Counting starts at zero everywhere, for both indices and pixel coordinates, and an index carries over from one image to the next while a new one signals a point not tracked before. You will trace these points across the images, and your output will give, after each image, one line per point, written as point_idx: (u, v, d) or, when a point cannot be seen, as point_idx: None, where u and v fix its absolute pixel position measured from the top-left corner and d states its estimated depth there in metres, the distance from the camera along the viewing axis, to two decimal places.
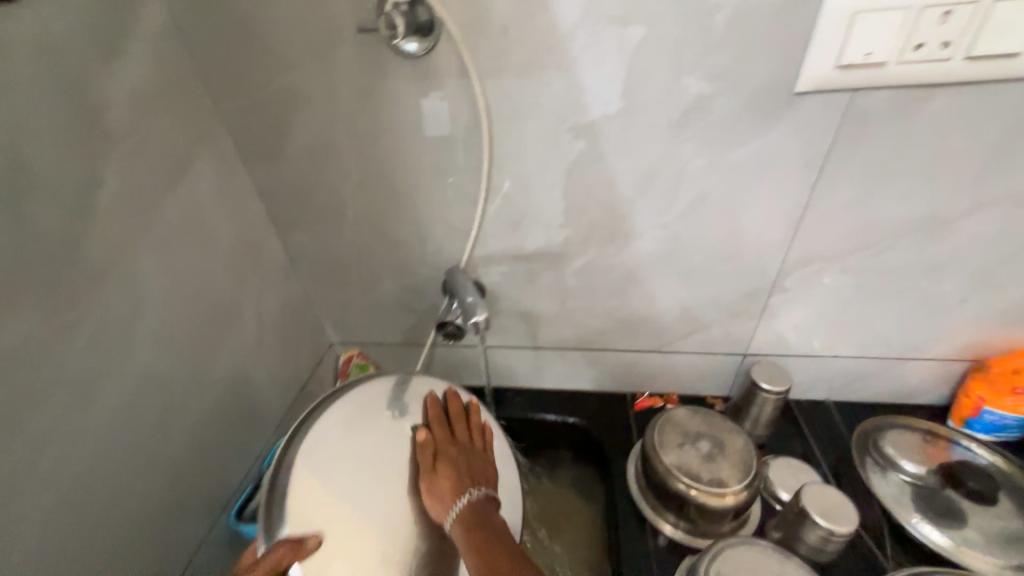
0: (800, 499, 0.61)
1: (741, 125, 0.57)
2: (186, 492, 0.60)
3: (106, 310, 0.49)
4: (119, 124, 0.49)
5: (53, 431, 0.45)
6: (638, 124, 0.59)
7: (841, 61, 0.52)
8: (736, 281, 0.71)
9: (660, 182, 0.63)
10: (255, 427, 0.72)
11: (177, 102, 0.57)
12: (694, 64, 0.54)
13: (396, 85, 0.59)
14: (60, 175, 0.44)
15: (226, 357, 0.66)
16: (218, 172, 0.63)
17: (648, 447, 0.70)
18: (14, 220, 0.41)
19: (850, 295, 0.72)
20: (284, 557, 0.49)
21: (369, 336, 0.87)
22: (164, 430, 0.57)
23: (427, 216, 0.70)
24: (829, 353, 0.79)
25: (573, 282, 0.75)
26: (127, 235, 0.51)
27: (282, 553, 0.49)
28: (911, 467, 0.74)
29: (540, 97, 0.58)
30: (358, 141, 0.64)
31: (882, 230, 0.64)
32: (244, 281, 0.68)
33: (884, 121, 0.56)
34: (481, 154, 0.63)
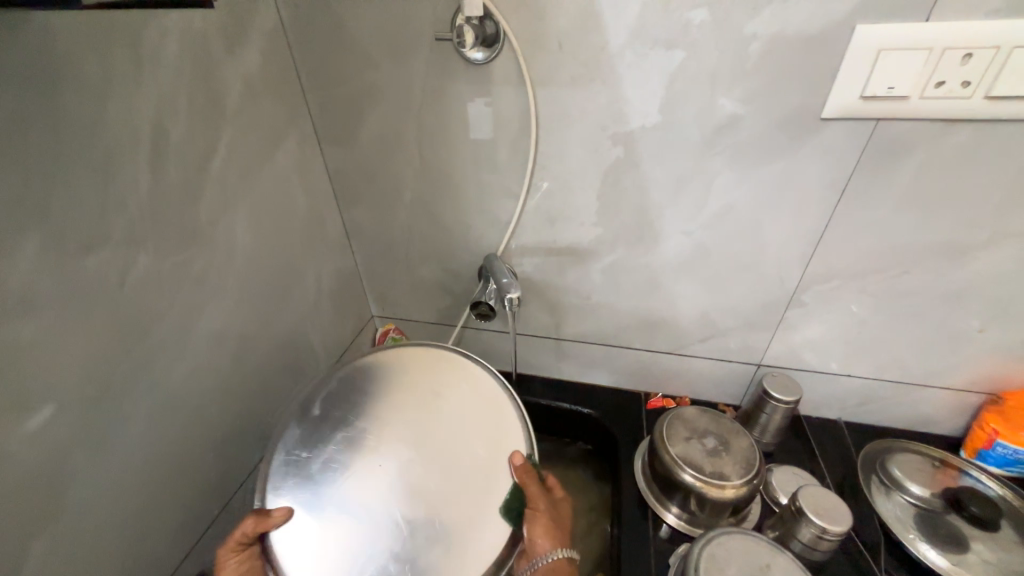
0: (798, 498, 0.65)
1: (768, 145, 0.63)
2: (246, 422, 0.70)
3: (208, 255, 0.59)
4: (234, 105, 0.59)
5: (161, 348, 0.55)
6: (673, 137, 0.65)
7: (864, 93, 0.56)
8: (755, 291, 0.76)
9: (690, 191, 0.68)
10: (306, 379, 0.82)
11: (278, 90, 0.67)
12: (729, 86, 0.60)
13: (460, 88, 0.67)
14: (189, 142, 0.54)
15: (289, 312, 0.75)
16: (301, 153, 0.73)
17: (656, 439, 0.75)
18: (156, 174, 0.51)
19: (868, 315, 0.74)
20: (248, 528, 0.56)
21: (408, 312, 0.96)
22: (237, 365, 0.66)
23: (473, 206, 0.78)
24: (844, 372, 0.82)
25: (599, 279, 0.81)
26: (228, 196, 0.61)
27: (248, 526, 0.56)
28: (916, 490, 0.75)
29: (586, 108, 0.65)
30: (421, 135, 0.72)
31: (900, 255, 0.67)
32: (309, 248, 0.78)
33: (907, 149, 0.60)
34: (527, 154, 0.71)
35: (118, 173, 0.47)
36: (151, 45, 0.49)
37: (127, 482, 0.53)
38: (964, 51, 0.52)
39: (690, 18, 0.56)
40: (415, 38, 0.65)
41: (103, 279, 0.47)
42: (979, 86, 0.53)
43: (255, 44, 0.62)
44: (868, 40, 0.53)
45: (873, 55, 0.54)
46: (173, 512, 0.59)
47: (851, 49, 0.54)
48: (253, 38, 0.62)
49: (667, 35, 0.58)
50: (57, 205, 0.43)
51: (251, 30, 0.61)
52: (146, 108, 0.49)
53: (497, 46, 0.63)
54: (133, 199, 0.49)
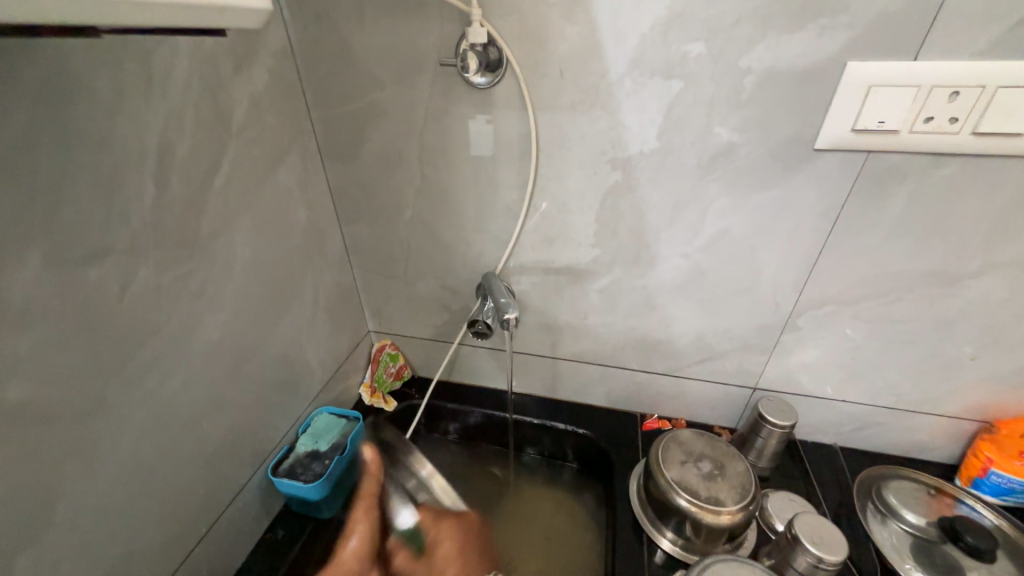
0: (793, 525, 0.64)
1: (763, 173, 0.64)
2: (237, 438, 0.69)
3: (208, 269, 0.59)
4: (240, 122, 0.60)
5: (157, 361, 0.54)
6: (670, 163, 0.66)
7: (855, 126, 0.58)
8: (750, 315, 0.76)
9: (686, 215, 0.70)
10: (300, 393, 0.81)
11: (284, 109, 0.68)
12: (724, 116, 0.61)
13: (463, 110, 0.69)
14: (194, 158, 0.55)
15: (285, 327, 0.75)
16: (304, 169, 0.74)
17: (652, 462, 0.75)
18: (160, 189, 0.52)
19: (862, 340, 0.75)
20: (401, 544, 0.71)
21: (405, 328, 0.96)
22: (231, 380, 0.66)
23: (473, 225, 0.79)
24: (838, 398, 0.82)
25: (596, 299, 0.81)
26: (230, 211, 0.61)
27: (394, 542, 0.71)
28: (912, 518, 0.75)
29: (585, 133, 0.67)
30: (423, 154, 0.74)
31: (892, 282, 0.68)
32: (308, 263, 0.78)
33: (897, 180, 0.61)
34: (527, 176, 0.72)
35: (124, 187, 0.48)
36: (163, 63, 0.50)
37: (115, 498, 0.52)
38: (951, 89, 0.54)
39: (687, 50, 0.58)
40: (420, 62, 0.66)
41: (103, 291, 0.47)
42: (967, 122, 0.55)
43: (263, 64, 0.63)
44: (859, 75, 0.55)
45: (864, 90, 0.56)
46: (160, 530, 0.58)
47: (843, 84, 0.56)
48: (262, 58, 0.63)
49: (664, 66, 0.60)
50: (62, 218, 0.43)
51: (260, 51, 0.62)
52: (153, 125, 0.50)
53: (499, 71, 0.64)
54: (136, 213, 0.49)
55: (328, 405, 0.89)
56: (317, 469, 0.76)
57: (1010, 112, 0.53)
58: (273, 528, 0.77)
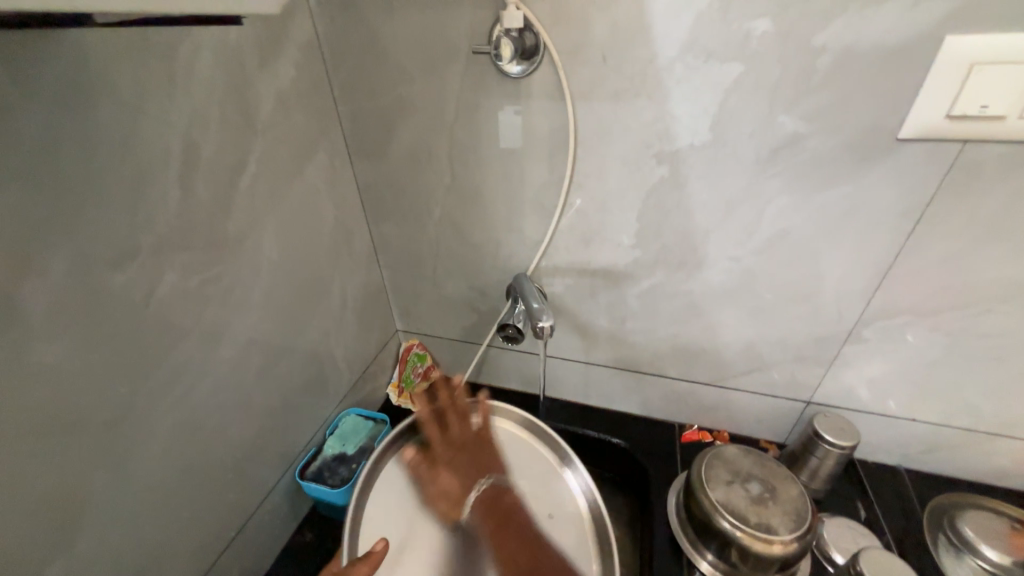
0: (858, 562, 0.58)
1: (832, 167, 0.57)
2: (266, 441, 0.68)
3: (235, 272, 0.58)
4: (266, 120, 0.58)
5: (184, 367, 0.53)
6: (724, 156, 0.60)
7: (951, 111, 0.50)
8: (809, 323, 0.69)
9: (739, 214, 0.63)
10: (328, 395, 0.80)
11: (311, 104, 0.66)
12: (790, 102, 0.54)
13: (495, 100, 0.64)
14: (220, 158, 0.53)
15: (313, 328, 0.74)
16: (331, 166, 0.72)
17: (694, 480, 0.69)
18: (186, 191, 0.50)
19: (939, 354, 0.67)
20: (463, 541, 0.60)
21: (432, 329, 0.93)
22: (259, 383, 0.65)
23: (504, 223, 0.74)
24: (906, 416, 0.74)
25: (634, 303, 0.76)
26: (257, 212, 0.59)
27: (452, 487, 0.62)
28: (992, 554, 0.66)
29: (628, 124, 0.61)
30: (453, 150, 0.70)
31: (982, 291, 0.60)
32: (335, 263, 0.76)
33: (996, 174, 0.53)
34: (564, 172, 0.67)
35: (149, 190, 0.46)
36: (187, 59, 0.48)
37: (143, 504, 0.52)
38: None
39: (749, 28, 0.52)
40: (451, 50, 0.62)
41: (128, 297, 0.46)
42: None
43: (289, 57, 0.61)
44: (960, 52, 0.47)
45: (964, 69, 0.48)
46: (190, 535, 0.58)
47: (939, 62, 0.48)
48: (289, 52, 0.61)
49: (722, 47, 0.53)
50: (85, 223, 0.42)
51: (287, 44, 0.60)
52: (178, 125, 0.48)
53: (536, 58, 0.59)
54: (161, 217, 0.48)
55: (355, 406, 0.87)
56: (343, 473, 0.75)
57: None
58: (300, 530, 0.77)
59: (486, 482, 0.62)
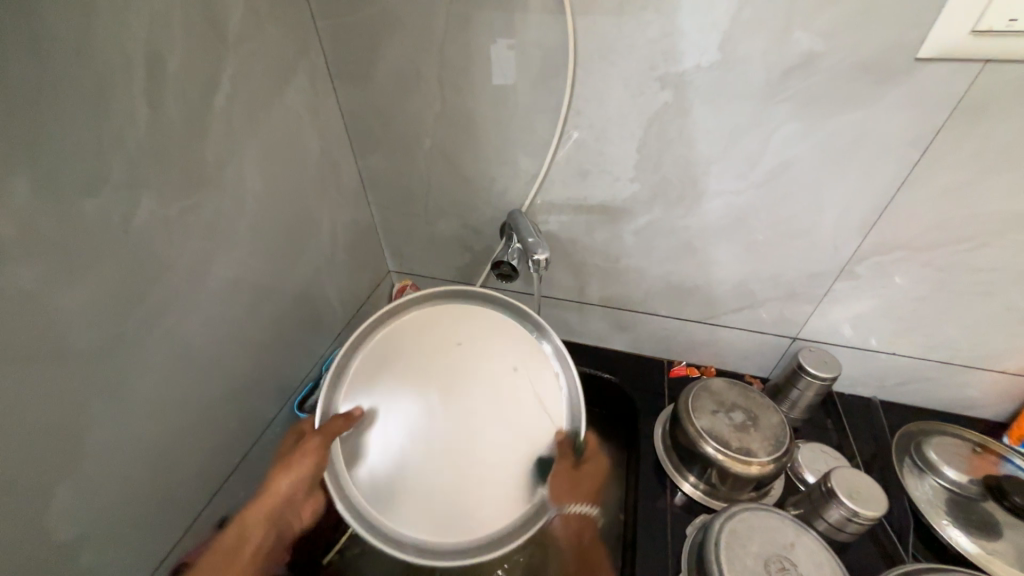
0: (830, 480, 0.63)
1: (844, 91, 0.54)
2: (262, 376, 0.69)
3: (216, 201, 0.55)
4: (236, 32, 0.53)
5: (170, 300, 0.52)
6: (732, 79, 0.56)
7: (976, 28, 0.47)
8: (803, 261, 0.69)
9: (744, 144, 0.61)
10: (322, 333, 0.80)
11: (285, 15, 0.60)
12: (808, 17, 0.50)
13: (488, 15, 0.59)
14: (189, 73, 0.49)
15: (303, 265, 0.72)
16: (312, 90, 0.67)
17: (681, 410, 0.72)
18: (155, 108, 0.46)
19: (927, 290, 0.68)
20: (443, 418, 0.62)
21: (425, 269, 0.92)
22: (251, 318, 0.64)
23: (497, 156, 0.71)
24: (888, 351, 0.76)
25: (630, 241, 0.75)
26: (235, 137, 0.56)
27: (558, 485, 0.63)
28: (951, 474, 0.71)
29: (633, 43, 0.57)
30: (444, 72, 0.65)
31: (979, 225, 0.60)
32: (322, 198, 0.73)
33: (1014, 100, 0.50)
34: (562, 98, 0.63)
35: (114, 106, 0.43)
36: None
37: (145, 432, 0.53)
38: None
39: None
40: None
41: (104, 223, 0.44)
42: None
43: None
44: None
45: None
46: (194, 460, 0.60)
47: None
48: None
49: None
50: (47, 140, 0.39)
51: None
52: (137, 31, 0.43)
53: None
54: (130, 137, 0.45)
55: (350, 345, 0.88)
56: None
57: None
58: None
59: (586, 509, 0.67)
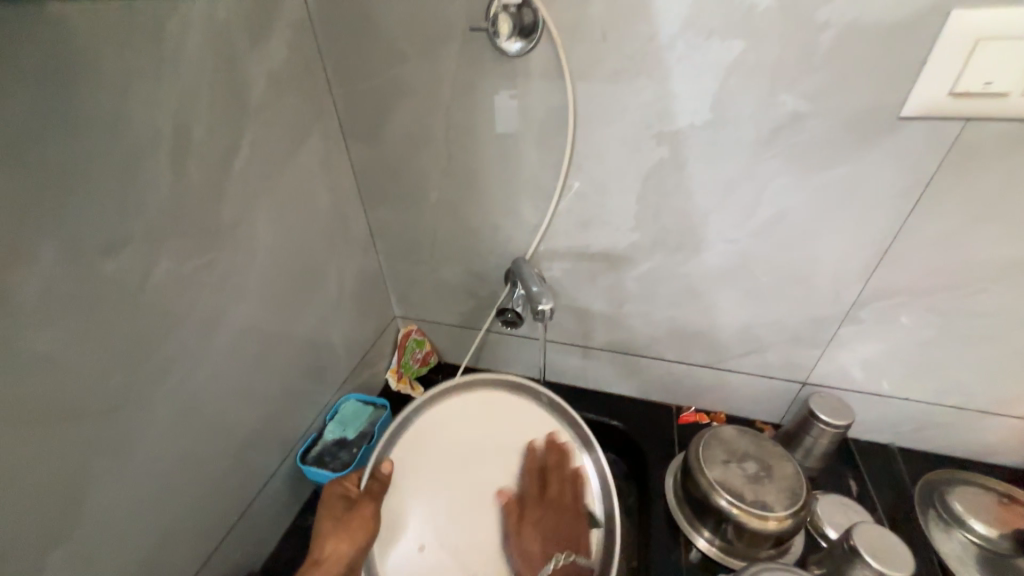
0: (852, 536, 0.60)
1: (832, 147, 0.56)
2: (266, 427, 0.68)
3: (230, 257, 0.57)
4: (258, 102, 0.57)
5: (180, 355, 0.53)
6: (724, 136, 0.59)
7: (954, 90, 0.50)
8: (806, 306, 0.70)
9: (739, 196, 0.63)
10: (327, 382, 0.80)
11: (303, 84, 0.64)
12: (792, 81, 0.54)
13: (493, 81, 0.63)
14: (212, 141, 0.52)
15: (311, 315, 0.73)
16: (326, 149, 0.71)
17: (692, 460, 0.70)
18: (178, 174, 0.49)
19: (933, 335, 0.67)
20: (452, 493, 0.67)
21: (430, 315, 0.93)
22: (258, 369, 0.65)
23: (500, 207, 0.74)
24: (900, 396, 0.75)
25: (632, 287, 0.76)
26: (251, 196, 0.58)
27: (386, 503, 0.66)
28: (979, 527, 0.69)
29: (628, 104, 0.60)
30: (450, 132, 0.69)
31: (977, 271, 0.60)
32: (331, 249, 0.75)
33: (996, 154, 0.52)
34: (562, 154, 0.66)
35: (139, 173, 0.45)
36: (174, 36, 0.46)
37: (144, 490, 0.52)
38: None
39: (753, 3, 0.51)
40: (448, 28, 0.61)
41: (122, 283, 0.46)
42: None
43: (280, 35, 0.59)
44: (965, 26, 0.47)
45: (968, 46, 0.47)
46: (192, 518, 0.59)
47: (944, 38, 0.48)
48: (279, 29, 0.59)
49: (724, 23, 0.52)
50: (74, 207, 0.41)
51: (277, 22, 0.58)
52: (167, 107, 0.47)
53: (535, 35, 0.58)
54: (152, 200, 0.47)
55: (354, 392, 0.88)
56: (344, 458, 0.76)
57: None
58: (303, 513, 0.78)
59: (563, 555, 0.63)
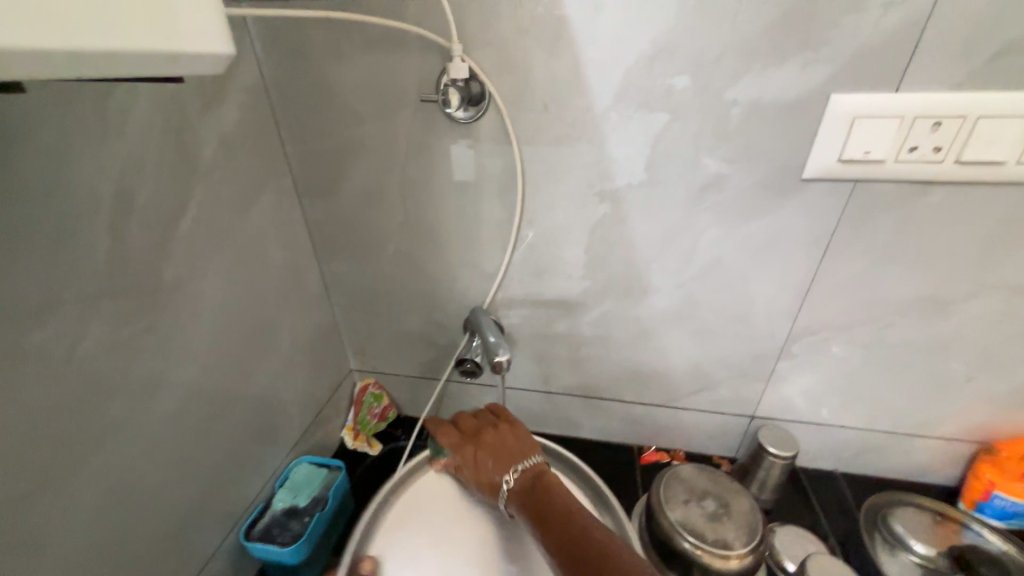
0: (807, 569, 0.62)
1: (752, 202, 0.63)
2: (205, 501, 0.63)
3: (173, 320, 0.55)
4: (209, 164, 0.57)
5: (112, 429, 0.49)
6: (659, 192, 0.65)
7: (842, 156, 0.58)
8: (745, 344, 0.75)
9: (678, 245, 0.68)
10: (277, 445, 0.76)
11: (256, 145, 0.65)
12: (714, 146, 0.61)
13: (446, 142, 0.67)
14: (157, 204, 0.51)
15: (260, 374, 0.70)
16: (279, 207, 0.71)
17: (654, 502, 0.71)
18: (118, 239, 0.47)
19: (857, 365, 0.74)
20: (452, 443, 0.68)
21: (388, 367, 0.92)
22: (200, 438, 0.60)
23: (457, 259, 0.76)
24: (837, 424, 0.80)
25: (587, 331, 0.79)
26: (198, 257, 0.57)
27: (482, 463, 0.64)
28: (920, 547, 0.72)
29: (572, 165, 0.65)
30: (405, 189, 0.71)
31: (887, 306, 0.68)
32: (284, 304, 0.74)
33: (885, 208, 0.61)
34: (514, 209, 0.70)
35: (75, 241, 0.44)
36: (121, 105, 0.46)
37: None
38: (933, 119, 0.54)
39: (672, 83, 0.58)
40: (402, 97, 0.64)
41: (47, 358, 0.42)
42: (951, 150, 0.55)
43: (233, 101, 0.60)
44: (845, 105, 0.55)
45: (848, 121, 0.56)
46: None
47: (829, 114, 0.56)
48: (231, 96, 0.60)
49: (650, 97, 0.59)
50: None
51: (230, 89, 0.60)
52: (109, 173, 0.46)
53: (482, 105, 0.63)
54: (87, 268, 0.45)
55: (308, 454, 0.83)
56: (295, 529, 0.70)
57: (990, 141, 0.54)
58: None
59: (513, 476, 0.61)
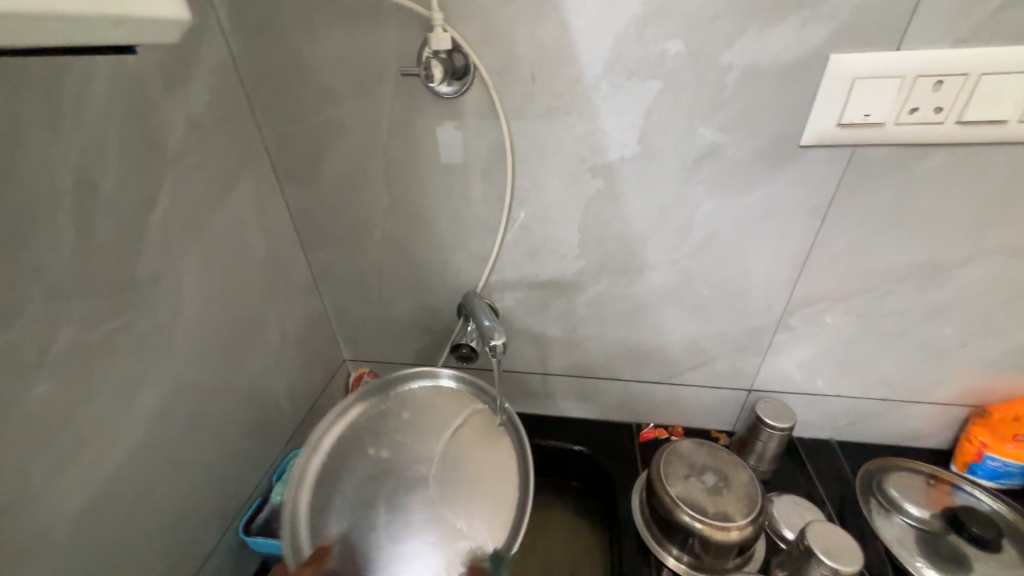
0: (806, 536, 0.63)
1: (748, 173, 0.62)
2: (200, 498, 0.62)
3: (152, 316, 0.52)
4: (178, 150, 0.54)
5: (94, 431, 0.47)
6: (652, 166, 0.63)
7: (841, 121, 0.56)
8: (742, 318, 0.74)
9: (673, 220, 0.67)
10: (271, 439, 0.75)
11: (228, 128, 0.62)
12: (708, 115, 0.58)
13: (429, 119, 0.64)
14: (123, 194, 0.48)
15: (249, 368, 0.68)
16: (258, 194, 0.68)
17: (654, 477, 0.71)
18: (83, 232, 0.45)
19: (853, 334, 0.74)
20: None
21: (382, 355, 0.90)
22: (190, 435, 0.59)
23: (447, 242, 0.74)
24: (833, 393, 0.81)
25: (583, 311, 0.78)
26: (174, 249, 0.54)
27: None
28: (915, 511, 0.73)
29: (562, 140, 0.63)
30: (389, 171, 0.68)
31: (883, 274, 0.67)
32: (270, 296, 0.71)
33: (883, 174, 0.60)
34: (504, 188, 0.67)
35: (35, 235, 0.41)
36: (75, 87, 0.43)
37: None
38: (934, 78, 0.52)
39: (665, 48, 0.55)
40: (381, 72, 0.61)
41: (14, 361, 0.40)
42: (951, 111, 0.54)
43: (200, 81, 0.57)
44: (843, 66, 0.53)
45: (848, 83, 0.54)
46: None
47: (827, 77, 0.54)
48: (197, 76, 0.56)
49: (641, 65, 0.56)
50: None
51: (196, 68, 0.56)
52: (67, 162, 0.43)
53: (466, 78, 0.60)
54: (51, 264, 0.42)
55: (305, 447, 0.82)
56: None
57: (991, 101, 0.52)
58: None
59: None
